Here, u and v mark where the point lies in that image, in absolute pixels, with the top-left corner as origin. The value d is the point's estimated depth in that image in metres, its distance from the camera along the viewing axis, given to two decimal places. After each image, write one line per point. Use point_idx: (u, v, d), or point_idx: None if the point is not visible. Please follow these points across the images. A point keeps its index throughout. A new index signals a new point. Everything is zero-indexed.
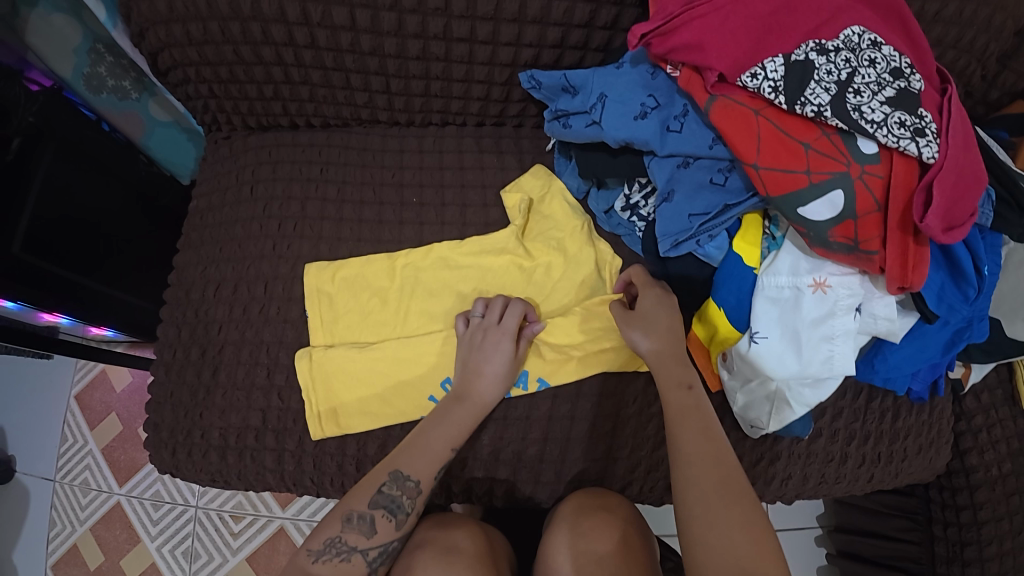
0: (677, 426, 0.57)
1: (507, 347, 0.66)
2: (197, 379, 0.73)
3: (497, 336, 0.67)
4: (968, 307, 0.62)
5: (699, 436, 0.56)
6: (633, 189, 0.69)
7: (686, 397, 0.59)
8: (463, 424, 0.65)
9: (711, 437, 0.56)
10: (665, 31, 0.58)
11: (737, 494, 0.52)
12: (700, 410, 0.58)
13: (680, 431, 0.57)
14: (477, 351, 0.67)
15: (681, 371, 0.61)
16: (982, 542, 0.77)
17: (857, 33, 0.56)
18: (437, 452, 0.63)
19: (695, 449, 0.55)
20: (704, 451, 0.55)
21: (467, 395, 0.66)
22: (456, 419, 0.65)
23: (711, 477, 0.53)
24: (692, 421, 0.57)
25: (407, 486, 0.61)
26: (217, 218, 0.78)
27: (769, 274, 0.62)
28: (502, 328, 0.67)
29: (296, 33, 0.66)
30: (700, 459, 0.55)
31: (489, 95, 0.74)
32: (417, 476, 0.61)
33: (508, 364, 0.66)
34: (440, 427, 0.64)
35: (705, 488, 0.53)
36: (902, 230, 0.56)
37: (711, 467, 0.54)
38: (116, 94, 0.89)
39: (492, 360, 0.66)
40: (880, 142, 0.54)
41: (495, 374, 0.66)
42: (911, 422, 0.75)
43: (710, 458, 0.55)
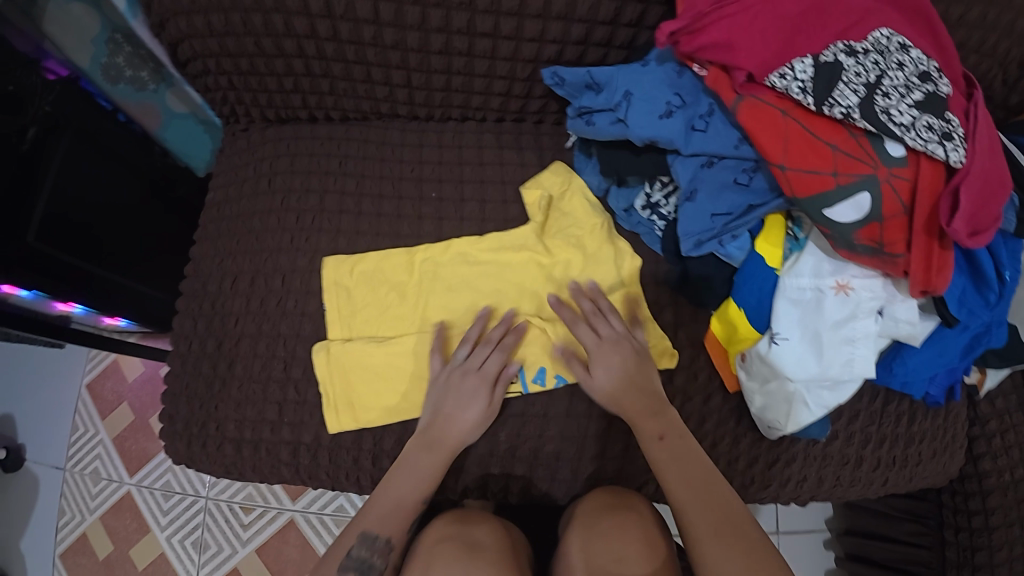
0: (666, 474, 0.60)
1: (483, 393, 0.67)
2: (212, 371, 0.73)
3: (474, 381, 0.67)
4: (989, 312, 0.61)
5: (687, 482, 0.59)
6: (654, 188, 0.69)
7: (664, 447, 0.61)
8: (430, 474, 0.64)
9: (699, 479, 0.59)
10: (694, 31, 0.58)
11: (735, 528, 0.55)
12: (684, 449, 0.61)
13: (671, 480, 0.59)
14: (453, 395, 0.67)
15: (654, 421, 0.63)
16: (993, 547, 0.76)
17: (885, 36, 0.56)
18: (405, 503, 0.63)
19: (687, 494, 0.58)
20: (694, 489, 0.58)
21: (438, 443, 0.65)
22: (422, 468, 0.64)
23: (704, 518, 0.56)
24: (683, 468, 0.60)
25: (376, 545, 0.60)
26: (235, 210, 0.78)
27: (791, 275, 0.62)
28: (483, 374, 0.67)
29: (319, 25, 0.66)
30: (693, 503, 0.57)
31: (511, 91, 0.74)
32: (382, 532, 0.61)
33: (481, 412, 0.66)
34: (408, 477, 0.64)
35: (701, 530, 0.55)
36: (927, 234, 0.56)
37: (703, 510, 0.56)
38: (133, 85, 0.89)
39: (468, 405, 0.66)
40: (908, 145, 0.54)
41: (469, 420, 0.66)
42: (927, 426, 0.74)
43: (702, 498, 0.57)
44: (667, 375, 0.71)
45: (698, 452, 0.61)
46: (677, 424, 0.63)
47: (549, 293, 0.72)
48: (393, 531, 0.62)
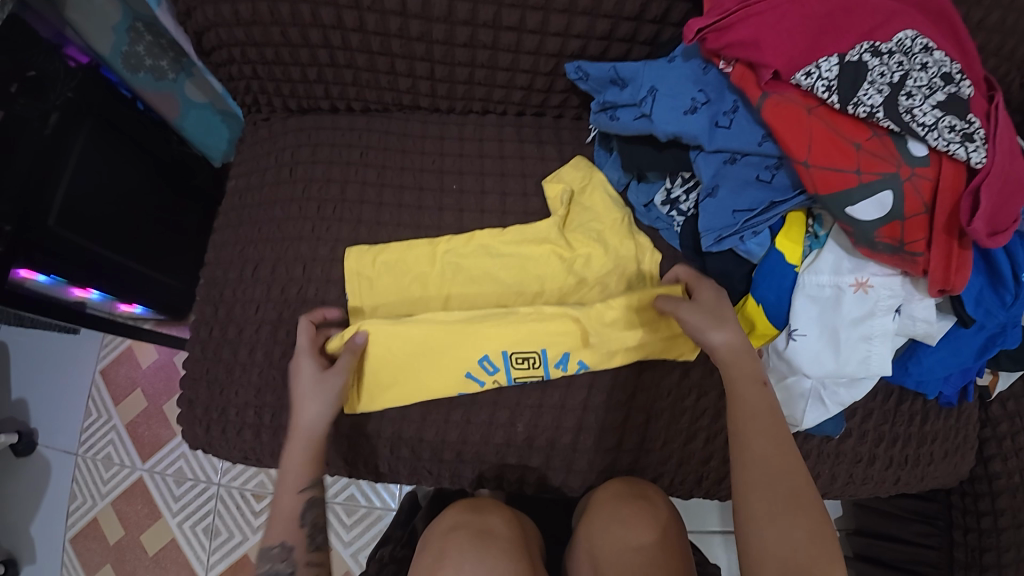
0: (748, 426, 0.57)
1: (306, 365, 0.67)
2: (232, 357, 0.74)
3: (301, 359, 0.68)
4: (1005, 313, 0.62)
5: (768, 438, 0.56)
6: (674, 183, 0.70)
7: (758, 396, 0.58)
8: (299, 463, 0.64)
9: (780, 441, 0.56)
10: (721, 28, 0.58)
11: (806, 499, 0.53)
12: (771, 413, 0.58)
13: (751, 432, 0.57)
14: (291, 382, 0.68)
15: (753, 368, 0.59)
16: (1001, 547, 0.77)
17: (910, 37, 0.56)
18: (289, 508, 0.64)
19: (763, 449, 0.55)
20: (770, 453, 0.55)
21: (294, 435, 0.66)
22: (293, 467, 0.64)
23: (771, 483, 0.53)
24: (766, 423, 0.57)
25: (272, 554, 0.63)
26: (256, 198, 0.79)
27: (810, 273, 0.62)
28: (302, 352, 0.68)
29: (346, 16, 0.67)
30: (765, 460, 0.55)
31: (533, 85, 0.75)
32: (274, 541, 0.63)
33: (315, 383, 0.66)
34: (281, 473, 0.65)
35: (767, 488, 0.53)
36: (948, 233, 0.56)
37: (776, 469, 0.54)
38: (153, 74, 0.87)
39: (300, 384, 0.66)
40: (931, 145, 0.54)
41: (305, 396, 0.66)
42: (940, 426, 0.75)
43: (776, 459, 0.55)
44: (685, 370, 0.71)
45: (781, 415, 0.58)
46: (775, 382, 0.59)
47: (569, 285, 0.73)
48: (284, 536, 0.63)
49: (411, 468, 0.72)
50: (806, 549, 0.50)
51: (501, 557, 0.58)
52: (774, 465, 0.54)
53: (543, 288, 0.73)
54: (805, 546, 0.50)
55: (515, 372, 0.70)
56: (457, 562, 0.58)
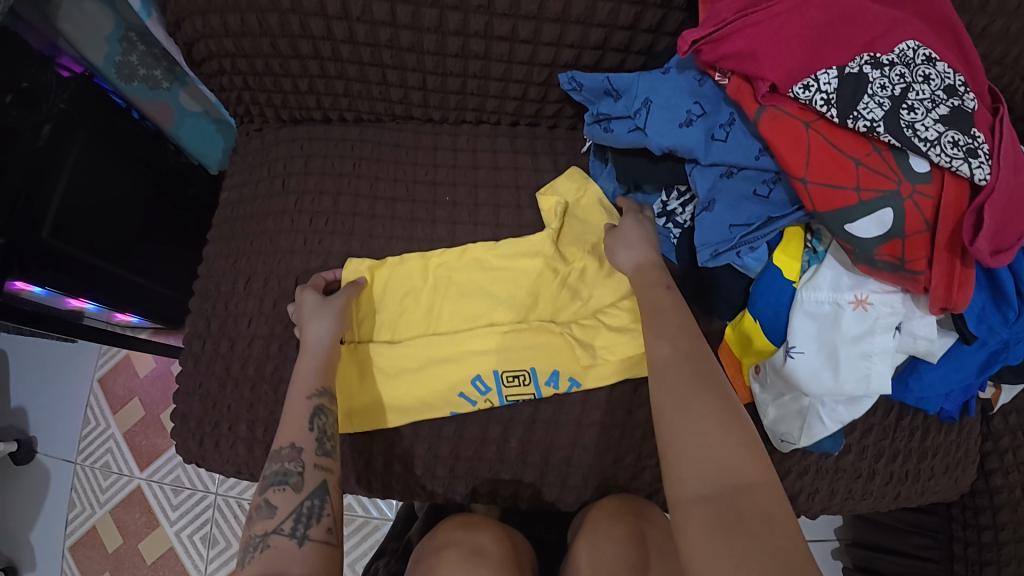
0: (655, 322, 0.57)
1: (309, 294, 0.69)
2: (225, 371, 0.74)
3: (304, 294, 0.69)
4: (1008, 330, 0.60)
5: (675, 344, 0.54)
6: (670, 197, 0.68)
7: (664, 298, 0.59)
8: (310, 371, 0.63)
9: (688, 334, 0.55)
10: (717, 38, 0.57)
11: (715, 386, 0.51)
12: (676, 308, 0.58)
13: (657, 330, 0.56)
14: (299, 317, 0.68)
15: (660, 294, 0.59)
16: (1001, 562, 0.77)
17: (912, 47, 0.55)
18: (295, 410, 0.60)
19: (673, 345, 0.54)
20: (678, 346, 0.54)
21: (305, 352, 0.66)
22: (303, 375, 0.63)
23: (680, 372, 0.52)
24: (671, 318, 0.57)
25: (282, 455, 0.58)
26: (248, 210, 0.78)
27: (809, 289, 0.61)
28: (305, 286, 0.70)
29: (335, 27, 0.66)
30: (676, 355, 0.54)
31: (526, 95, 0.73)
32: (284, 442, 0.59)
33: (319, 305, 0.67)
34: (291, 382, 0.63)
35: (677, 380, 0.51)
36: (950, 251, 0.55)
37: (684, 366, 0.52)
38: (147, 84, 0.86)
39: (308, 314, 0.67)
40: (933, 161, 0.53)
41: (314, 321, 0.66)
42: (940, 441, 0.74)
43: (687, 353, 0.53)
44: None
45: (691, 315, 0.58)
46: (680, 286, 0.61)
47: (563, 300, 0.72)
48: (297, 437, 0.59)
49: (404, 484, 0.71)
50: (715, 434, 0.47)
51: None
52: (681, 371, 0.52)
53: (536, 302, 0.72)
54: (712, 429, 0.47)
55: (506, 392, 0.69)
56: None
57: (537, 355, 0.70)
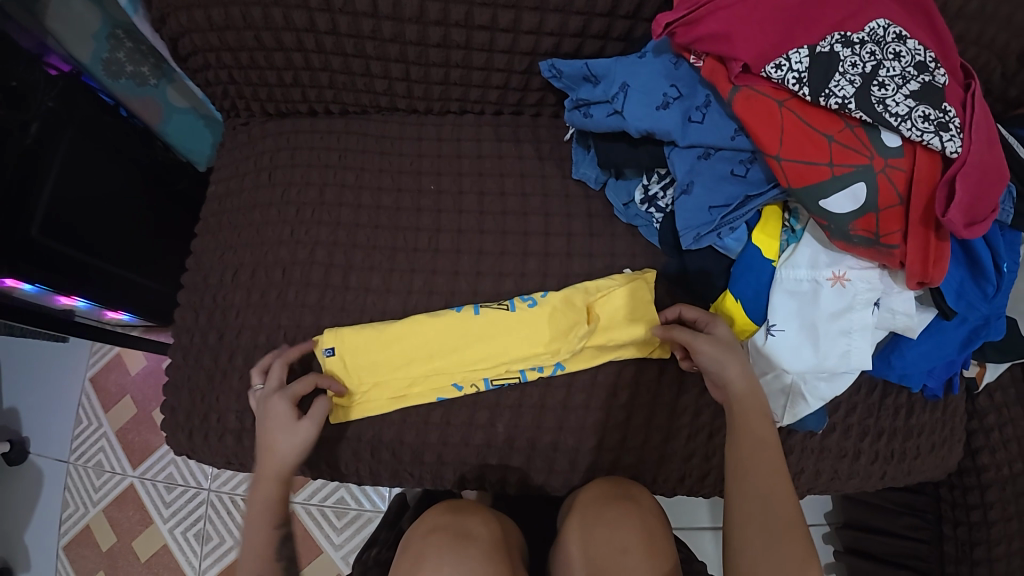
0: (740, 445, 0.58)
1: (281, 408, 0.65)
2: (214, 363, 0.74)
3: (273, 399, 0.65)
4: (987, 305, 0.62)
5: (767, 479, 0.55)
6: (652, 180, 0.69)
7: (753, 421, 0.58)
8: (274, 499, 0.64)
9: (774, 466, 0.56)
10: (690, 21, 0.58)
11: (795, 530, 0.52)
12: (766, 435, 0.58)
13: (741, 451, 0.57)
14: (264, 423, 0.65)
15: (762, 426, 0.58)
16: (991, 541, 0.78)
17: (882, 26, 0.56)
18: (259, 544, 0.62)
19: (756, 473, 0.56)
20: (761, 474, 0.56)
21: (264, 471, 0.64)
22: (264, 505, 0.63)
23: (762, 505, 0.54)
24: (760, 446, 0.57)
25: None
26: (235, 203, 0.78)
27: (788, 267, 0.62)
28: (272, 391, 0.66)
29: (318, 19, 0.66)
30: (757, 484, 0.55)
31: (508, 84, 0.74)
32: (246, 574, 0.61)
33: (293, 426, 0.65)
34: (254, 508, 0.63)
35: (759, 512, 0.53)
36: (924, 225, 0.56)
37: (768, 498, 0.54)
38: (134, 80, 0.86)
39: (277, 430, 0.64)
40: (904, 135, 0.54)
41: (283, 446, 0.64)
42: (926, 419, 0.75)
43: (768, 486, 0.55)
44: (665, 367, 0.71)
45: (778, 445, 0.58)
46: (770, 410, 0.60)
47: (548, 285, 0.72)
48: (258, 574, 0.61)
49: (392, 471, 0.72)
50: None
51: (479, 559, 0.58)
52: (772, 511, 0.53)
53: (521, 288, 0.72)
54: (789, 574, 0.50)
55: (491, 376, 0.70)
56: (436, 565, 0.57)
57: (521, 340, 0.69)
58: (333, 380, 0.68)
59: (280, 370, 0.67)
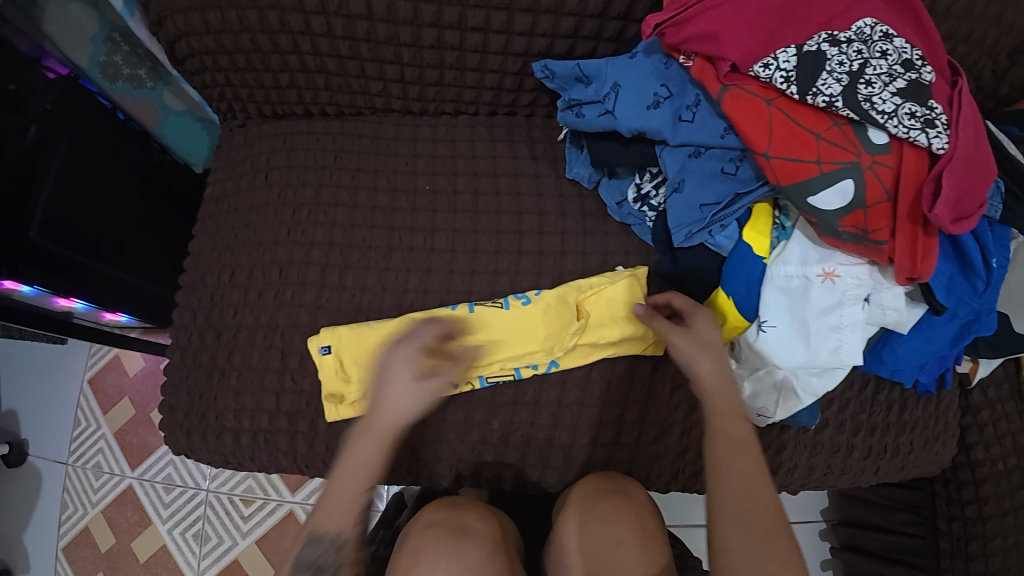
0: (721, 449, 0.56)
1: (403, 364, 0.63)
2: (212, 362, 0.74)
3: (401, 353, 0.64)
4: (977, 299, 0.63)
5: (750, 484, 0.54)
6: (644, 179, 0.70)
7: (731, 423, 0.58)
8: (374, 456, 0.61)
9: (753, 468, 0.55)
10: (679, 22, 0.59)
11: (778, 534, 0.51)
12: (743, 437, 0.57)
13: (722, 455, 0.56)
14: (381, 373, 0.64)
15: (738, 428, 0.57)
16: (986, 536, 0.78)
17: (869, 25, 0.57)
18: (353, 501, 0.60)
19: (737, 477, 0.54)
20: (742, 478, 0.54)
21: (371, 424, 0.62)
22: (364, 461, 0.60)
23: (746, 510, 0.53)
24: (740, 449, 0.56)
25: (325, 545, 0.59)
26: (232, 204, 0.79)
27: (778, 264, 0.63)
28: (406, 344, 0.65)
29: (313, 21, 0.67)
30: (739, 488, 0.54)
31: (502, 85, 0.75)
32: (333, 530, 0.59)
33: (414, 381, 0.63)
34: (349, 463, 0.60)
35: (743, 518, 0.52)
36: (911, 221, 0.56)
37: (751, 503, 0.53)
38: (131, 83, 0.88)
39: (392, 382, 0.63)
40: (891, 132, 0.54)
41: (394, 399, 0.62)
42: (918, 415, 0.76)
43: (751, 489, 0.54)
44: (658, 363, 0.72)
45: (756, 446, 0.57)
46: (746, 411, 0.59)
47: (542, 283, 0.73)
48: (348, 528, 0.59)
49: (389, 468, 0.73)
50: None
51: (476, 556, 0.59)
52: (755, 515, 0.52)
53: (515, 286, 0.73)
54: None
55: (486, 373, 0.70)
56: (433, 562, 0.58)
57: (516, 338, 0.70)
58: (449, 327, 0.68)
59: (427, 329, 0.67)
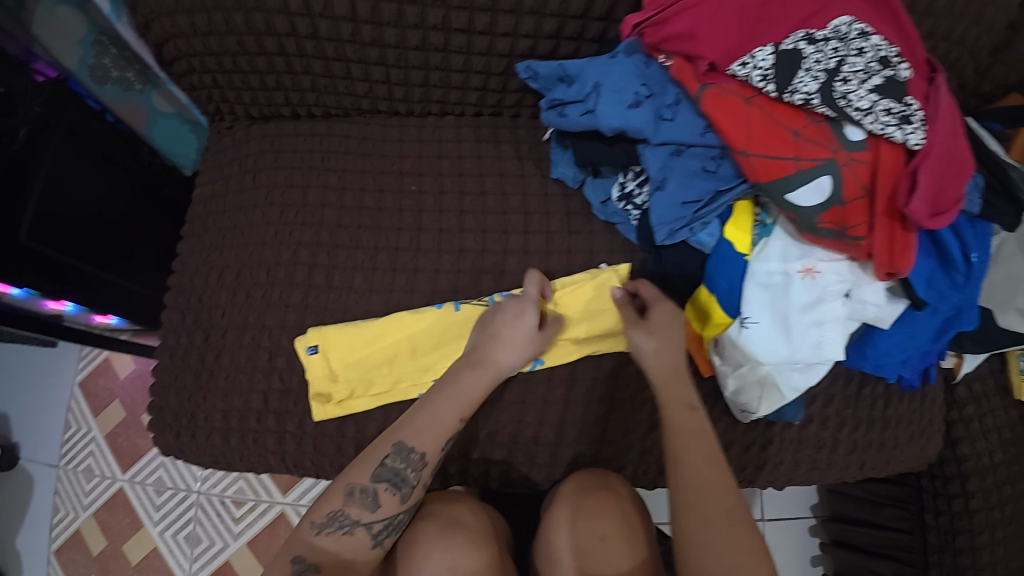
0: (680, 442, 0.60)
1: (530, 314, 0.67)
2: (200, 363, 0.75)
3: (521, 304, 0.68)
4: (958, 294, 0.63)
5: (710, 473, 0.57)
6: (627, 177, 0.70)
7: (688, 417, 0.61)
8: (474, 390, 0.65)
9: (713, 459, 0.58)
10: (658, 22, 0.60)
11: (738, 518, 0.54)
12: (701, 430, 0.61)
13: (683, 447, 0.59)
14: (500, 317, 0.68)
15: (693, 422, 0.61)
16: (974, 530, 0.79)
17: (845, 23, 0.57)
18: (446, 422, 0.63)
19: (697, 467, 0.57)
20: (703, 468, 0.57)
21: (481, 360, 0.66)
22: (469, 390, 0.65)
23: (707, 498, 0.55)
24: (698, 440, 0.59)
25: (412, 458, 0.61)
26: (220, 206, 0.79)
27: (760, 260, 0.64)
28: (528, 298, 0.68)
29: (298, 23, 0.68)
30: (699, 477, 0.57)
31: (487, 86, 0.76)
32: (422, 447, 0.61)
33: (534, 333, 0.68)
34: (450, 392, 0.64)
35: (704, 505, 0.55)
36: (889, 217, 0.57)
37: (711, 490, 0.56)
38: (120, 86, 0.88)
39: (514, 327, 0.67)
40: (867, 129, 0.55)
41: (514, 343, 0.67)
42: (903, 410, 0.76)
43: (711, 478, 0.57)
44: None
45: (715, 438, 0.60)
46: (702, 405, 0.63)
47: None
48: (433, 448, 0.62)
49: None
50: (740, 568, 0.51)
51: (468, 551, 0.60)
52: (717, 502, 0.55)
53: (500, 286, 0.74)
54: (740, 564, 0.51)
55: None
56: (425, 555, 0.60)
57: None
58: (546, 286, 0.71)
59: (538, 280, 0.70)
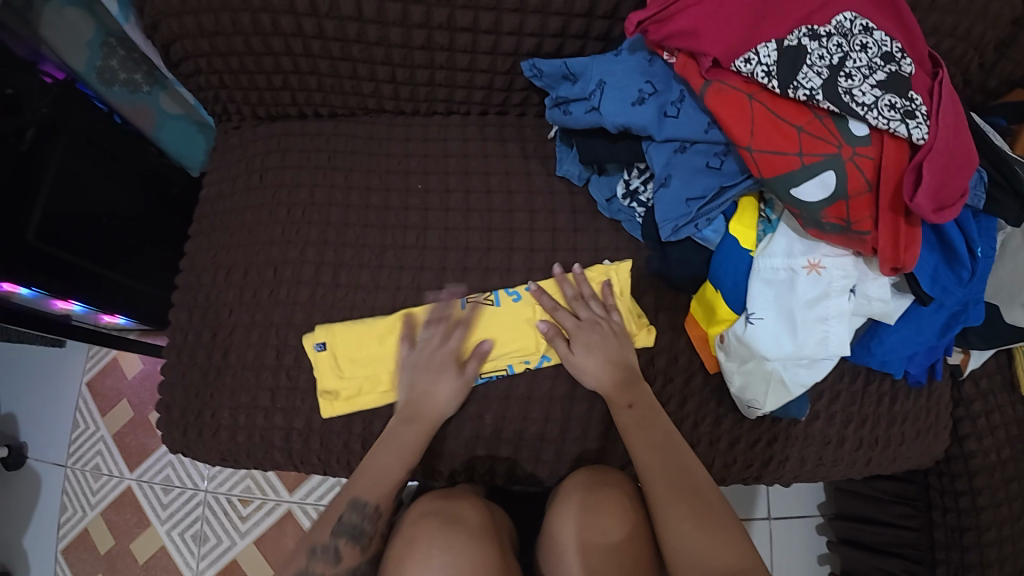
0: (632, 440, 0.64)
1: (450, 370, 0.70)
2: (207, 360, 0.75)
3: (442, 360, 0.71)
4: (962, 290, 0.63)
5: (664, 458, 0.62)
6: (632, 175, 0.70)
7: (632, 416, 0.65)
8: (415, 445, 0.68)
9: (664, 444, 0.63)
10: (662, 19, 0.60)
11: (696, 489, 0.60)
12: (648, 420, 0.65)
13: (636, 443, 0.64)
14: (424, 375, 0.71)
15: (636, 418, 0.65)
16: (981, 528, 0.79)
17: (849, 19, 0.58)
18: (390, 474, 0.66)
19: (652, 456, 0.62)
20: (657, 456, 0.62)
21: (414, 417, 0.69)
22: (410, 444, 0.68)
23: (664, 481, 0.61)
24: (649, 433, 0.64)
25: (367, 510, 0.64)
26: (227, 205, 0.80)
27: (764, 256, 0.63)
28: (446, 354, 0.71)
29: (305, 24, 0.68)
30: (656, 466, 0.62)
31: (493, 85, 0.76)
32: (372, 500, 0.65)
33: (458, 382, 0.70)
34: (388, 448, 0.67)
35: (664, 490, 0.60)
36: (894, 212, 0.57)
37: (668, 472, 0.61)
38: (127, 88, 0.90)
39: (439, 383, 0.70)
40: (871, 124, 0.55)
41: (443, 396, 0.70)
42: (909, 406, 0.76)
43: (666, 464, 0.62)
44: (651, 357, 0.73)
45: (665, 420, 0.65)
46: (644, 400, 0.66)
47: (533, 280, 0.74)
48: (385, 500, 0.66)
49: None
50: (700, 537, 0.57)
51: (469, 541, 0.61)
52: (676, 481, 0.60)
53: (507, 283, 0.74)
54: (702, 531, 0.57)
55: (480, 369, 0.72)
56: (427, 549, 0.60)
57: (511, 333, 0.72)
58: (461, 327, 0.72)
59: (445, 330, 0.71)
